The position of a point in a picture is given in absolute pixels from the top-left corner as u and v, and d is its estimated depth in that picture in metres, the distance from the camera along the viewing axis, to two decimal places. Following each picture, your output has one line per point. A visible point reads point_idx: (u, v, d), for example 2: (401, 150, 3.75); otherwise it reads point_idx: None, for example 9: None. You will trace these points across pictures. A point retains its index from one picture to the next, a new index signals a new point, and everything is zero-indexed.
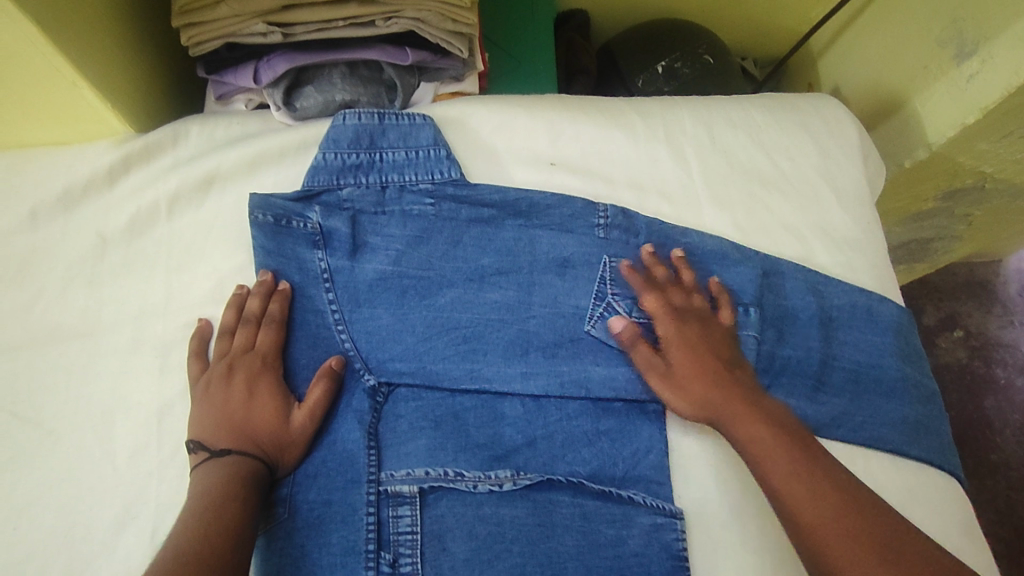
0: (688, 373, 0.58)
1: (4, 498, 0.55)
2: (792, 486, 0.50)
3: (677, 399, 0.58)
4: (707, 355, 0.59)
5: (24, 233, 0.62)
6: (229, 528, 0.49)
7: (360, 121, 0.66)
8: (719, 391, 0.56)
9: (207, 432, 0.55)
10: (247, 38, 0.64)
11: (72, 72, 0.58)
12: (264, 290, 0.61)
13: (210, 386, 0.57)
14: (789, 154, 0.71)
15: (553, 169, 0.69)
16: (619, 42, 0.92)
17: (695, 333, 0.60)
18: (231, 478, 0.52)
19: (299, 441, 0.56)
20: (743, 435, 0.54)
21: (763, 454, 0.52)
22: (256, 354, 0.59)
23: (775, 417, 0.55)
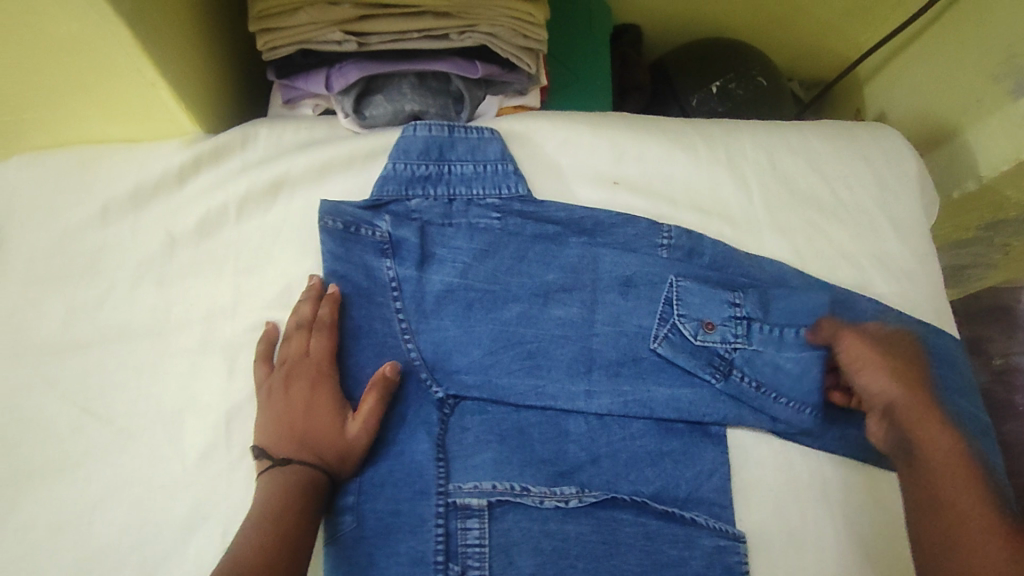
0: (902, 367, 0.60)
1: (78, 493, 0.55)
2: (965, 507, 0.53)
3: (870, 360, 0.60)
4: (917, 368, 0.61)
5: (94, 229, 0.63)
6: (280, 541, 0.51)
7: (430, 133, 0.66)
8: (919, 397, 0.59)
9: (270, 440, 0.57)
10: (322, 46, 0.64)
11: (151, 71, 0.57)
12: (314, 294, 0.61)
13: (272, 392, 0.58)
14: (849, 183, 0.72)
15: (616, 187, 0.70)
16: (673, 60, 0.93)
17: (910, 349, 0.63)
18: (285, 491, 0.53)
19: (353, 451, 0.56)
20: (922, 434, 0.57)
21: (937, 458, 0.56)
22: (313, 362, 0.59)
23: (964, 444, 0.57)
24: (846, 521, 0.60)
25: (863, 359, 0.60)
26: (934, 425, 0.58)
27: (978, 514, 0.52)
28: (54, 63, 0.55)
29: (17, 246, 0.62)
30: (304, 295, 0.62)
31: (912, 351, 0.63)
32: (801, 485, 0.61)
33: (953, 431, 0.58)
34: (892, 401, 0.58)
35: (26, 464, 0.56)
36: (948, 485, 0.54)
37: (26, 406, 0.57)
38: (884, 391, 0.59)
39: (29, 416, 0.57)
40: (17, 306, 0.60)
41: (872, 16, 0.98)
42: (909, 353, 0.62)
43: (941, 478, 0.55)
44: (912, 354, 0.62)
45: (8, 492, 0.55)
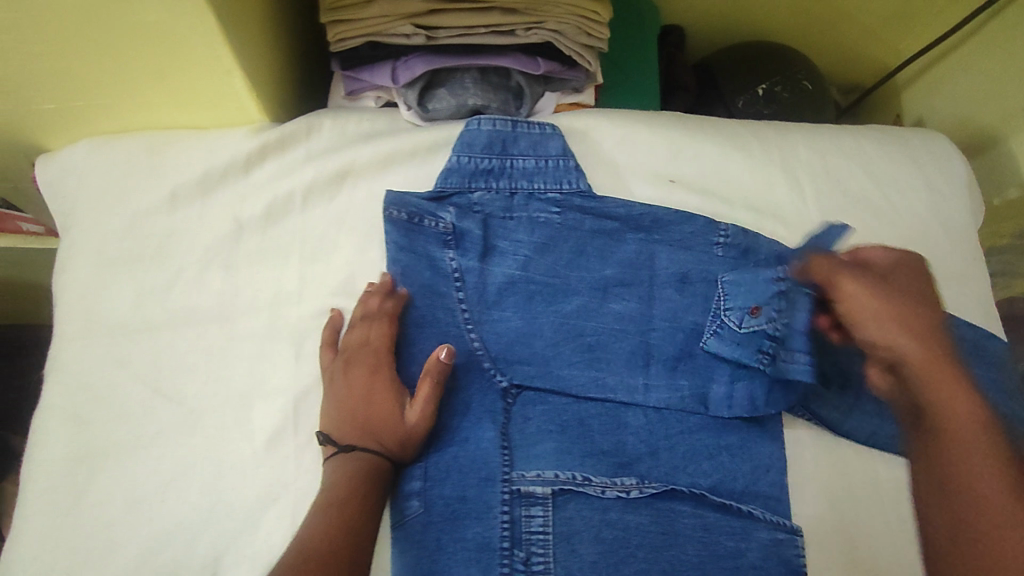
0: (909, 312, 0.56)
1: (151, 473, 0.57)
2: (986, 474, 0.48)
3: (879, 307, 0.56)
4: (925, 309, 0.58)
5: (163, 214, 0.64)
6: (345, 527, 0.52)
7: (494, 127, 0.67)
8: (931, 347, 0.54)
9: (334, 426, 0.58)
10: (390, 38, 0.65)
11: (230, 59, 0.58)
12: (382, 289, 0.62)
13: (336, 378, 0.59)
14: (900, 187, 0.74)
15: (672, 186, 0.71)
16: (718, 63, 0.94)
17: (906, 285, 0.60)
18: (348, 479, 0.55)
19: (413, 437, 0.57)
20: (936, 392, 0.53)
21: (956, 421, 0.51)
22: (376, 349, 0.60)
23: (990, 412, 0.52)
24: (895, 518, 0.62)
25: (865, 308, 0.56)
26: (959, 383, 0.52)
27: (994, 481, 0.48)
28: (137, 46, 0.56)
29: (91, 229, 0.64)
30: (372, 288, 0.63)
31: (913, 289, 0.60)
32: (849, 481, 0.63)
33: (976, 395, 0.53)
34: (904, 356, 0.55)
35: (100, 441, 0.57)
36: (961, 445, 0.50)
37: (101, 384, 0.59)
38: (896, 342, 0.55)
39: (103, 395, 0.59)
40: (92, 288, 0.62)
41: (916, 23, 0.99)
42: (908, 289, 0.59)
43: (954, 440, 0.51)
44: (910, 289, 0.60)
45: (83, 468, 0.57)
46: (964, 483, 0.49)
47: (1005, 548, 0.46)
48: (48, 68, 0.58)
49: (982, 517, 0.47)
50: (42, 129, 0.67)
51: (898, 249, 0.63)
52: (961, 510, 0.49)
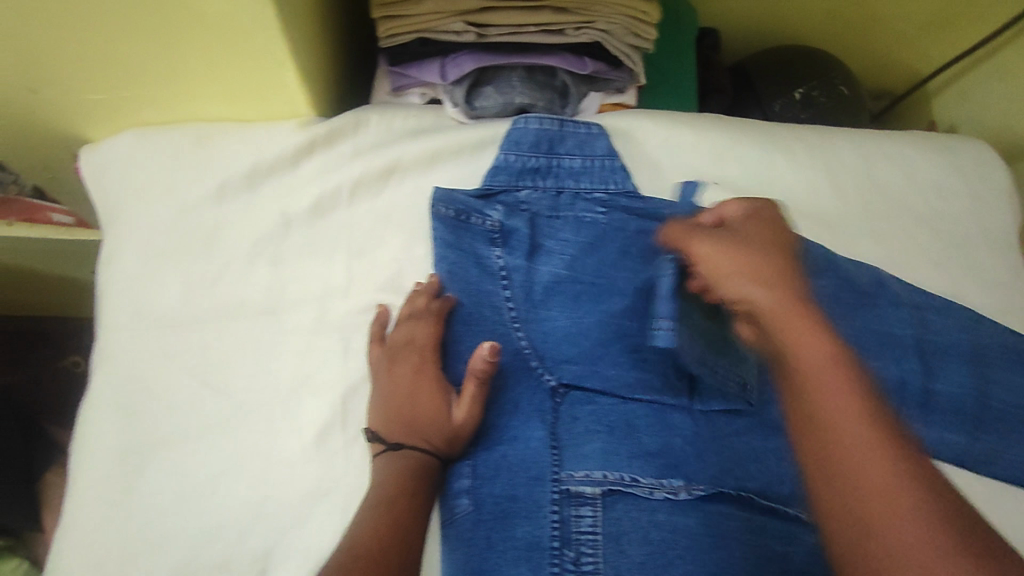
0: (761, 263, 0.57)
1: (202, 465, 0.57)
2: (840, 434, 0.42)
3: (737, 262, 0.58)
4: (772, 257, 0.59)
5: (211, 207, 0.64)
6: (397, 525, 0.52)
7: (542, 126, 0.67)
8: (778, 291, 0.54)
9: (382, 423, 0.57)
10: (440, 35, 0.65)
11: (286, 54, 0.58)
12: (431, 289, 0.62)
13: (383, 376, 0.59)
14: (945, 193, 0.74)
15: (717, 188, 0.71)
16: (755, 66, 0.95)
17: (764, 238, 0.61)
18: (398, 476, 0.54)
19: (461, 435, 0.57)
20: (806, 347, 0.46)
21: (816, 376, 0.45)
22: (425, 347, 0.60)
23: (848, 363, 0.45)
24: None
25: (719, 263, 0.59)
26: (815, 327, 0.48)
27: (850, 445, 0.41)
28: (191, 37, 0.56)
29: (137, 220, 0.64)
30: (421, 286, 0.63)
31: (773, 240, 0.61)
32: None
33: (836, 345, 0.47)
34: (757, 304, 0.54)
35: (150, 432, 0.58)
36: (822, 401, 0.44)
37: (149, 375, 0.59)
38: (755, 298, 0.55)
39: (152, 386, 0.59)
40: (139, 279, 0.62)
41: (952, 29, 0.99)
42: (762, 242, 0.60)
43: (811, 399, 0.44)
44: (772, 243, 0.61)
45: (133, 460, 0.57)
46: (837, 434, 0.42)
47: (891, 502, 0.39)
48: (101, 57, 0.58)
49: (853, 470, 0.41)
50: (86, 120, 0.67)
51: (752, 203, 0.65)
52: (832, 468, 0.41)
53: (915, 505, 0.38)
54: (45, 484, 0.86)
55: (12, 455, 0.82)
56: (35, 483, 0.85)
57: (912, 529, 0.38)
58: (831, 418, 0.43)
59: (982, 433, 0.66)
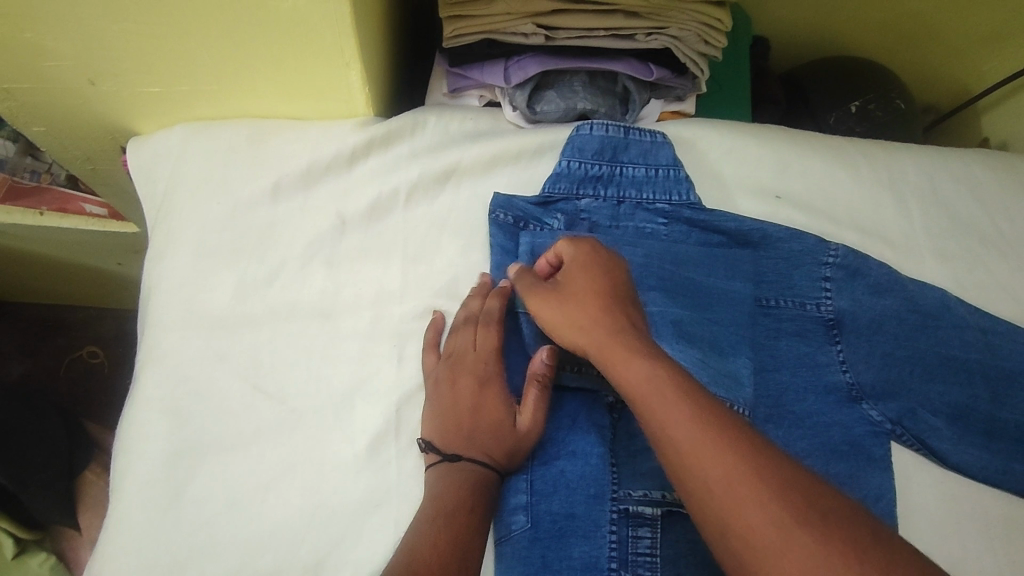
0: (584, 308, 0.55)
1: (252, 472, 0.55)
2: (698, 465, 0.44)
3: (562, 320, 0.56)
4: (601, 288, 0.56)
5: (264, 206, 0.63)
6: (458, 539, 0.50)
7: (606, 133, 0.66)
8: (620, 334, 0.53)
9: (440, 434, 0.56)
10: (508, 37, 0.63)
11: (354, 52, 0.57)
12: (482, 290, 0.61)
13: (441, 383, 0.57)
14: (1010, 216, 0.73)
15: (779, 203, 0.69)
16: (808, 76, 0.93)
17: (604, 271, 0.57)
18: (456, 488, 0.53)
19: (523, 447, 0.55)
20: (637, 384, 0.49)
21: (658, 407, 0.47)
22: (485, 356, 0.58)
23: (686, 386, 0.49)
24: (1006, 555, 0.61)
25: (552, 316, 0.56)
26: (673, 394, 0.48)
27: (708, 473, 0.44)
28: (260, 33, 0.54)
29: (189, 217, 0.62)
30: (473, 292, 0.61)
31: (611, 269, 0.57)
32: (960, 515, 0.62)
33: (674, 372, 0.50)
34: (588, 349, 0.54)
35: (200, 436, 0.56)
36: (672, 434, 0.46)
37: (199, 377, 0.58)
38: (580, 340, 0.54)
39: (202, 388, 0.57)
40: (190, 277, 0.61)
41: (1007, 44, 0.97)
42: (601, 274, 0.57)
43: (664, 434, 0.46)
44: (610, 274, 0.57)
45: (184, 462, 0.55)
46: (730, 511, 0.42)
47: (747, 517, 0.41)
48: (167, 51, 0.57)
49: (749, 539, 0.41)
50: (139, 114, 0.66)
51: (580, 238, 0.59)
52: (740, 556, 0.41)
53: (825, 568, 0.38)
54: (81, 483, 0.85)
55: (54, 452, 0.81)
56: (72, 482, 0.84)
57: (772, 530, 0.40)
58: (687, 450, 0.45)
59: None
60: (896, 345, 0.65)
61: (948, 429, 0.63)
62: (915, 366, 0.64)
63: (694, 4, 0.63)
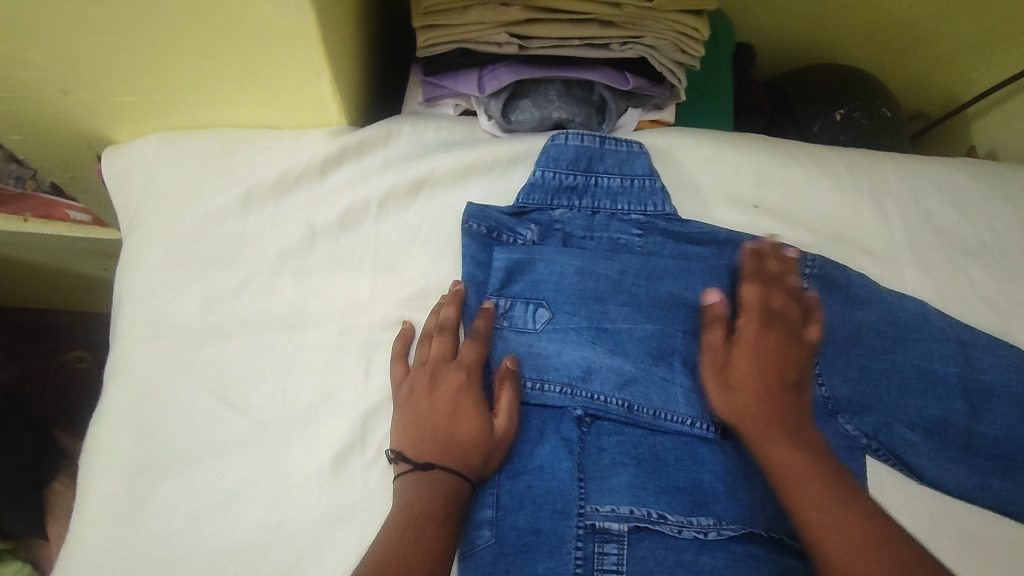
0: (744, 380, 0.59)
1: (215, 486, 0.55)
2: (825, 538, 0.50)
3: (717, 394, 0.60)
4: (791, 366, 0.60)
5: (234, 216, 0.62)
6: (429, 550, 0.50)
7: (582, 143, 0.65)
8: (772, 408, 0.58)
9: (410, 443, 0.55)
10: (481, 46, 0.62)
11: (321, 64, 0.56)
12: (458, 299, 0.61)
13: (413, 390, 0.57)
14: (994, 226, 0.72)
15: (757, 212, 0.68)
16: (793, 83, 0.93)
17: (772, 344, 0.60)
18: (424, 497, 0.52)
19: (494, 457, 0.56)
20: (779, 455, 0.55)
21: (795, 480, 0.54)
22: (461, 364, 0.58)
23: (834, 470, 0.54)
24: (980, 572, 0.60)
25: (712, 365, 0.61)
26: (813, 478, 0.53)
27: (834, 546, 0.50)
28: (231, 45, 0.54)
29: (160, 227, 0.62)
30: (441, 299, 0.61)
31: (784, 342, 0.61)
32: (936, 533, 0.61)
33: (820, 455, 0.55)
34: (737, 416, 0.58)
35: (165, 448, 0.56)
36: (807, 510, 0.52)
37: (165, 391, 0.58)
38: (735, 405, 0.59)
39: (169, 402, 0.57)
40: (159, 288, 0.61)
41: (997, 51, 0.96)
42: (770, 347, 0.60)
43: (798, 506, 0.53)
44: (779, 345, 0.60)
45: (145, 476, 0.55)
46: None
47: None
48: (136, 60, 0.56)
49: None
50: (110, 123, 0.66)
51: (755, 291, 0.62)
52: None
53: None
54: (49, 494, 0.85)
55: (19, 466, 0.80)
56: (39, 492, 0.83)
57: None
58: (820, 525, 0.51)
59: None
60: (873, 358, 0.64)
61: (925, 445, 0.62)
62: (892, 379, 0.64)
63: (670, 13, 0.61)
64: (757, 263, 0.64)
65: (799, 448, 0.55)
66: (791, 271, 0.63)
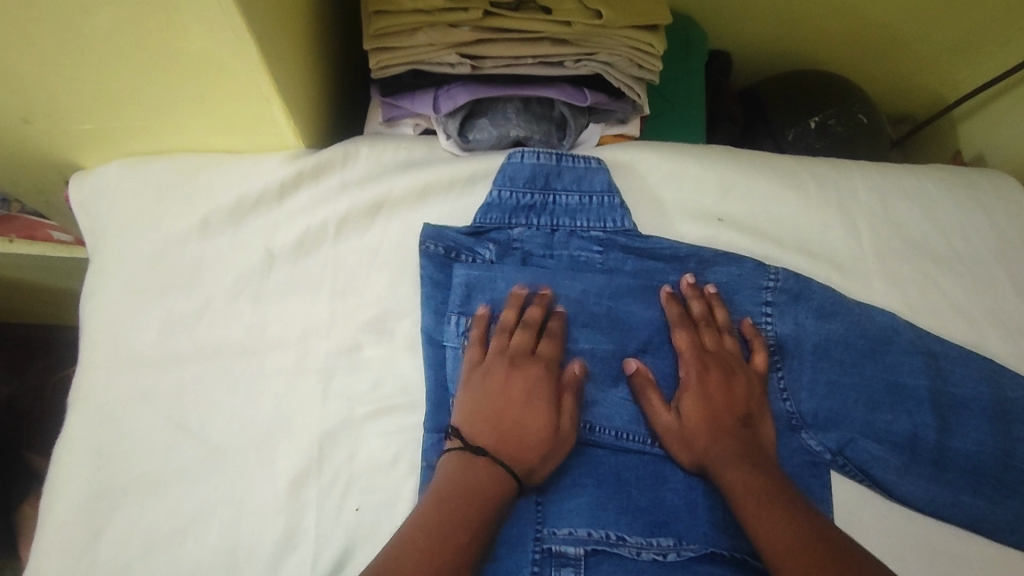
0: (698, 428, 0.58)
1: (171, 513, 0.55)
2: (774, 548, 0.49)
3: (674, 445, 0.59)
4: (739, 403, 0.60)
5: (193, 243, 0.63)
6: (445, 555, 0.47)
7: (538, 161, 0.65)
8: (727, 443, 0.57)
9: (472, 424, 0.56)
10: (434, 67, 0.63)
11: (270, 90, 0.56)
12: (544, 299, 0.61)
13: (489, 374, 0.58)
14: (965, 235, 0.71)
15: (721, 225, 0.68)
16: (767, 90, 0.92)
17: (715, 386, 0.60)
18: (455, 495, 0.51)
19: (550, 460, 0.56)
20: (729, 481, 0.55)
21: (745, 503, 0.53)
22: (539, 362, 0.59)
23: (783, 486, 0.54)
24: None
25: (664, 420, 0.59)
26: (763, 508, 0.52)
27: (783, 552, 0.49)
28: (178, 74, 0.54)
29: (120, 254, 0.63)
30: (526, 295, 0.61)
31: (725, 381, 0.60)
32: (906, 552, 0.59)
33: (769, 471, 0.55)
34: (705, 459, 0.58)
35: (120, 475, 0.56)
36: (760, 527, 0.51)
37: (123, 418, 0.58)
38: (695, 453, 0.58)
39: (125, 429, 0.58)
40: (119, 315, 0.61)
41: (978, 53, 0.95)
42: (715, 388, 0.60)
43: (754, 526, 0.52)
44: (721, 388, 0.60)
45: (103, 503, 0.55)
46: None
47: None
48: (87, 89, 0.56)
49: None
50: (72, 152, 0.66)
51: (680, 330, 0.62)
52: None
53: None
54: None
55: None
56: None
57: None
58: (769, 535, 0.50)
59: (1008, 498, 0.61)
60: (841, 372, 0.63)
61: (893, 459, 0.61)
62: (859, 394, 0.62)
63: (622, 30, 0.61)
64: (679, 305, 0.63)
65: (759, 475, 0.54)
66: (715, 303, 0.64)
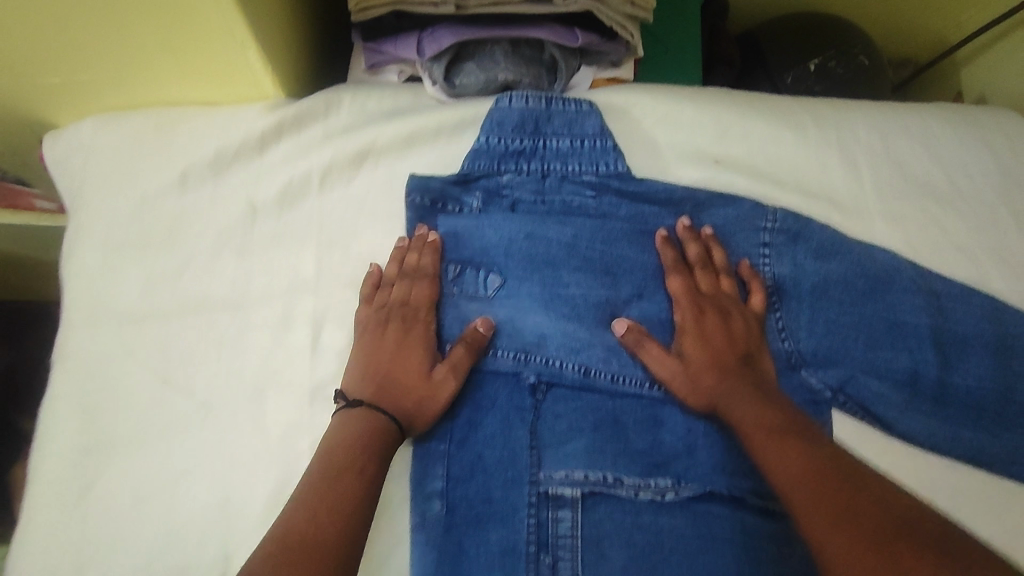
0: (700, 368, 0.58)
1: (160, 468, 0.55)
2: (785, 479, 0.49)
3: (678, 388, 0.57)
4: (737, 343, 0.59)
5: (172, 197, 0.62)
6: (327, 503, 0.48)
7: (526, 104, 0.63)
8: (731, 381, 0.56)
9: (351, 380, 0.56)
10: (418, 8, 0.60)
11: (245, 35, 0.54)
12: (421, 246, 0.60)
13: (367, 328, 0.58)
14: (968, 172, 0.70)
15: (717, 167, 0.66)
16: (766, 33, 0.90)
17: (712, 327, 0.59)
18: (338, 447, 0.51)
19: (428, 404, 0.55)
20: (737, 418, 0.54)
21: (753, 438, 0.52)
22: (414, 310, 0.58)
23: (790, 419, 0.53)
24: None
25: (665, 367, 0.58)
26: (773, 441, 0.51)
27: (793, 481, 0.48)
28: (144, 18, 0.52)
29: (99, 212, 0.61)
30: (405, 243, 0.60)
31: (722, 322, 0.59)
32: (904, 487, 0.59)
33: (774, 405, 0.54)
34: (709, 400, 0.57)
35: (107, 433, 0.56)
36: (772, 461, 0.50)
37: (109, 376, 0.57)
38: (699, 394, 0.57)
39: (111, 386, 0.57)
40: (100, 274, 0.60)
41: None
42: (713, 329, 0.59)
43: (766, 459, 0.51)
44: (718, 329, 0.59)
45: (90, 461, 0.55)
46: (808, 514, 0.46)
47: (821, 513, 0.45)
48: (53, 42, 0.54)
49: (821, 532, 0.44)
50: (48, 110, 0.64)
51: (675, 273, 0.61)
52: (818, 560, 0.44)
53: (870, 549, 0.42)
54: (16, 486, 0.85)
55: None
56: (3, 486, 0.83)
57: (847, 510, 0.45)
58: (780, 466, 0.50)
59: (1007, 432, 0.61)
60: (842, 311, 0.61)
61: (895, 396, 0.60)
62: (860, 333, 0.61)
63: None
64: (675, 250, 0.62)
65: (764, 411, 0.54)
66: (712, 246, 0.63)
